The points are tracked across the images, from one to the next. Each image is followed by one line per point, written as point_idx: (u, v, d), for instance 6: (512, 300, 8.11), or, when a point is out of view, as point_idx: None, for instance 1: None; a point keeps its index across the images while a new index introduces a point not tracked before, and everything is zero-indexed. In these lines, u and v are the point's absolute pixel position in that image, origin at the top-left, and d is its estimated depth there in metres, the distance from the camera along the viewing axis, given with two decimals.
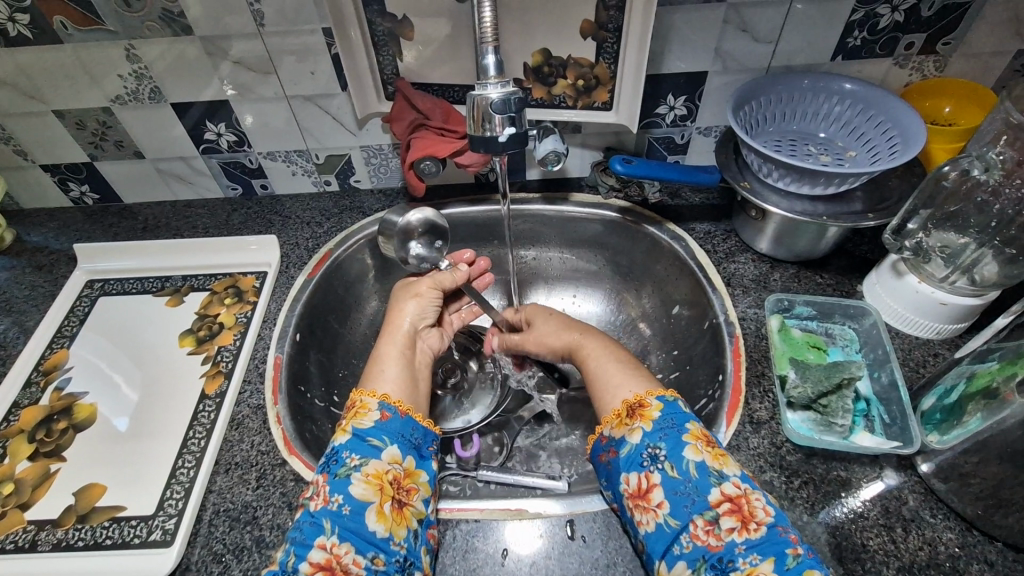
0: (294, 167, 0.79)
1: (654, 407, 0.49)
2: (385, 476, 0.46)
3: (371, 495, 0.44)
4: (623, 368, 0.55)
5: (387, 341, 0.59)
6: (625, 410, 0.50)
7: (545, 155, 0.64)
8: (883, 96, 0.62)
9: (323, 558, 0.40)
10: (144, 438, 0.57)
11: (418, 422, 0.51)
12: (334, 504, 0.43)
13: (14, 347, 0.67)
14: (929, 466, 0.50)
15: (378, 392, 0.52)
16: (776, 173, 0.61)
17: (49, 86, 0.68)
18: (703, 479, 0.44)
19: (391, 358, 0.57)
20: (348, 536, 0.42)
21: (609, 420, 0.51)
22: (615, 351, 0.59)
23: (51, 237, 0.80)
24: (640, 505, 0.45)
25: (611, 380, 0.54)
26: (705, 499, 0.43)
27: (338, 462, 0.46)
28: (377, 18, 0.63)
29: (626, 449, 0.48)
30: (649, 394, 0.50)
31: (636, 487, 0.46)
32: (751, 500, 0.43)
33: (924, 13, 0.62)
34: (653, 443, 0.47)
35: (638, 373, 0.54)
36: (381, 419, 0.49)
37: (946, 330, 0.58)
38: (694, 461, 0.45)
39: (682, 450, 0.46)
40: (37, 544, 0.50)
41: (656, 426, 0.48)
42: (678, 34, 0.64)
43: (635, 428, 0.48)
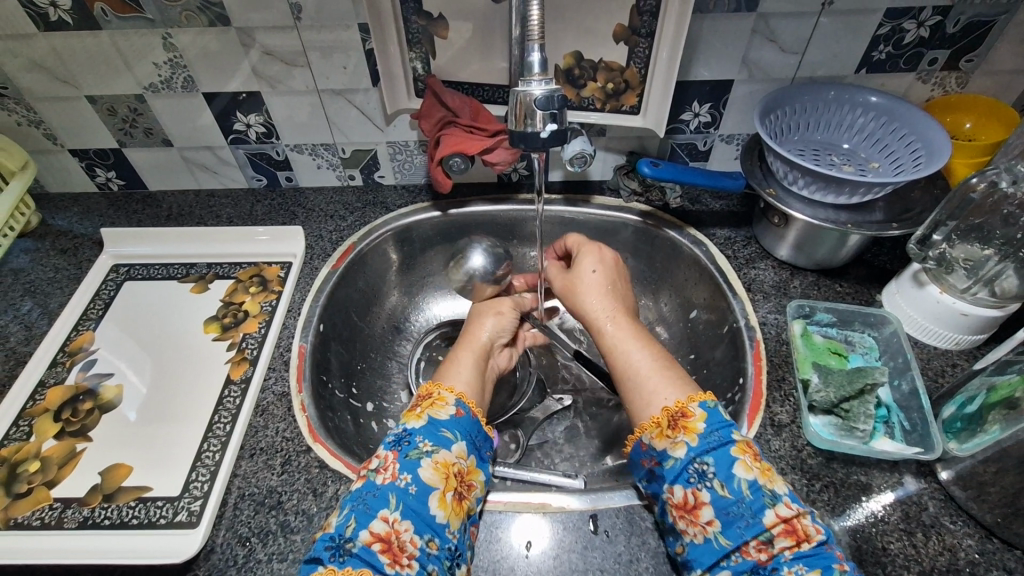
0: (320, 161, 0.80)
1: (698, 417, 0.47)
2: (451, 467, 0.47)
3: (437, 481, 0.45)
4: (656, 366, 0.53)
5: (467, 348, 0.61)
6: (665, 420, 0.48)
7: (573, 156, 0.66)
8: (908, 109, 0.63)
9: (383, 530, 0.42)
10: (169, 422, 0.58)
11: (482, 426, 0.53)
12: (402, 482, 0.45)
13: (38, 328, 0.67)
14: (949, 473, 0.50)
15: (454, 389, 0.54)
16: (801, 181, 0.62)
17: (84, 72, 0.69)
18: (757, 499, 0.43)
19: (467, 366, 0.58)
20: (410, 515, 0.43)
21: (647, 428, 0.49)
22: (650, 344, 0.56)
23: (76, 221, 0.80)
24: (686, 517, 0.45)
25: (645, 382, 0.52)
26: (759, 521, 0.42)
27: (410, 444, 0.47)
28: (413, 16, 0.64)
29: (670, 462, 0.47)
30: (691, 400, 0.49)
31: (682, 500, 0.46)
32: (804, 519, 0.42)
33: (949, 30, 0.63)
34: (701, 459, 0.45)
35: (674, 375, 0.52)
36: (456, 414, 0.51)
37: (964, 341, 0.59)
38: (745, 480, 0.44)
39: (732, 467, 0.44)
40: (63, 521, 0.50)
41: (702, 439, 0.46)
42: (707, 42, 0.65)
43: (678, 443, 0.47)
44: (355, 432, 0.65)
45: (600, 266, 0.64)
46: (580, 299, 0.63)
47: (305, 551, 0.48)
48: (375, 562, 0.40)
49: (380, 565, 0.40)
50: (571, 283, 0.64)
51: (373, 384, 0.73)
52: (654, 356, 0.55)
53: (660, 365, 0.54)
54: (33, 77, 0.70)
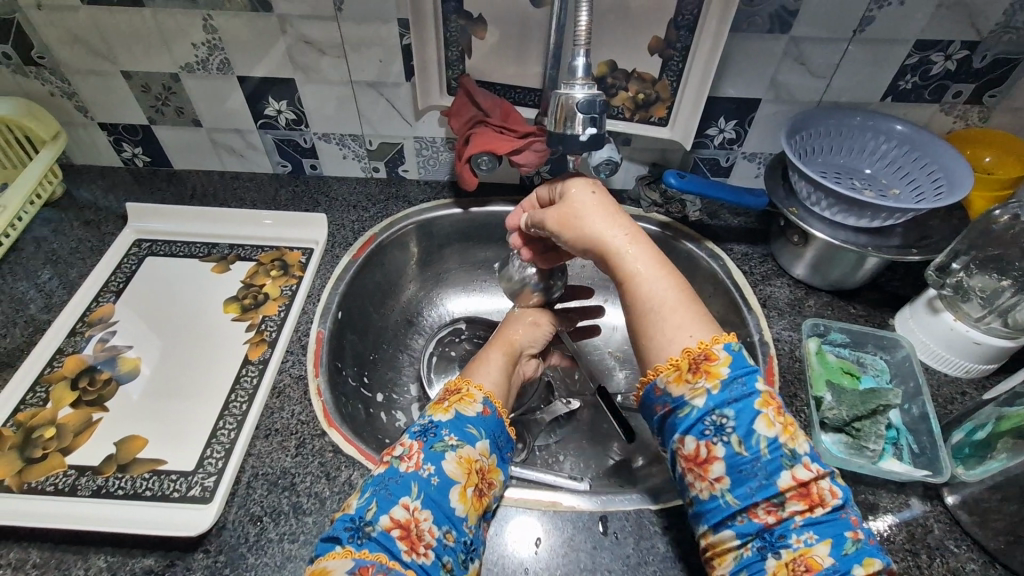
0: (346, 151, 0.81)
1: (722, 362, 0.45)
2: (473, 464, 0.47)
3: (459, 475, 0.46)
4: (680, 300, 0.50)
5: (496, 347, 0.63)
6: (686, 362, 0.46)
7: (599, 163, 0.67)
8: (932, 140, 0.65)
9: (403, 517, 0.43)
10: (186, 397, 0.58)
11: (506, 427, 0.53)
12: (425, 472, 0.45)
13: (58, 297, 0.67)
14: (955, 497, 0.51)
15: (483, 386, 0.55)
16: (825, 202, 0.63)
17: (123, 48, 0.70)
18: (774, 459, 0.42)
19: (495, 365, 0.59)
20: (430, 505, 0.44)
21: (664, 370, 0.47)
22: (673, 275, 0.52)
23: (101, 194, 0.81)
24: (696, 471, 0.44)
25: (665, 316, 0.49)
26: (774, 483, 0.42)
27: (435, 436, 0.48)
28: (452, 15, 0.65)
29: (686, 410, 0.45)
30: (715, 342, 0.46)
31: (693, 453, 0.44)
32: (821, 482, 0.42)
33: (976, 65, 0.65)
34: (720, 412, 0.44)
35: (698, 312, 0.49)
36: (483, 412, 0.52)
37: (975, 370, 0.60)
38: (765, 437, 0.42)
39: (754, 422, 0.43)
40: (77, 489, 0.50)
41: (724, 389, 0.44)
42: (738, 61, 0.66)
43: (699, 389, 0.45)
44: (367, 421, 0.65)
45: (596, 189, 0.58)
46: (583, 227, 0.56)
47: (316, 533, 0.49)
48: (392, 547, 0.41)
49: (397, 551, 0.41)
50: (569, 216, 0.57)
51: (384, 376, 0.74)
52: (676, 287, 0.51)
53: (682, 299, 0.50)
54: (72, 49, 0.71)
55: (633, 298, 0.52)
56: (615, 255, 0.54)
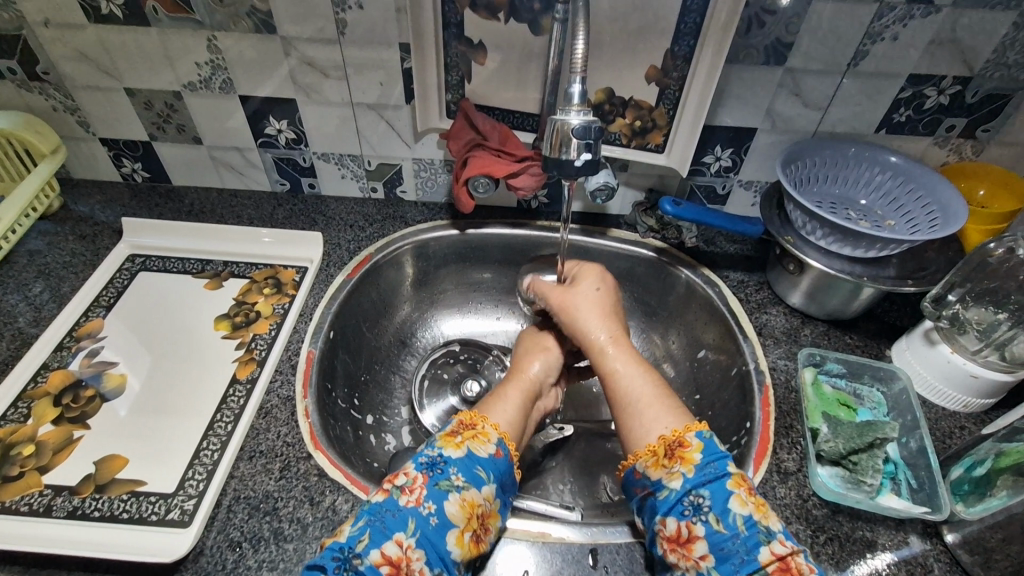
0: (345, 171, 0.82)
1: (695, 447, 0.48)
2: (476, 508, 0.46)
3: (460, 518, 0.44)
4: (656, 396, 0.54)
5: (512, 383, 0.60)
6: (662, 449, 0.49)
7: (595, 188, 0.67)
8: (927, 172, 0.65)
9: (394, 554, 0.41)
10: (171, 415, 0.57)
11: (516, 471, 0.52)
12: (425, 509, 0.44)
13: (47, 310, 0.67)
14: (955, 536, 0.50)
15: (498, 426, 0.53)
16: (820, 231, 0.63)
17: (127, 65, 0.71)
18: (752, 535, 0.43)
19: (514, 404, 0.57)
20: (425, 545, 0.42)
21: (643, 456, 0.50)
22: (649, 371, 0.57)
23: (97, 208, 0.81)
24: (678, 551, 0.45)
25: (643, 409, 0.53)
26: (755, 558, 0.42)
27: (442, 473, 0.46)
28: (454, 40, 0.66)
29: (665, 492, 0.47)
30: (689, 430, 0.50)
31: (675, 533, 0.45)
32: (797, 557, 0.42)
33: (968, 100, 0.65)
34: (696, 492, 0.46)
35: (672, 405, 0.53)
36: (495, 454, 0.50)
37: (973, 404, 0.59)
38: (740, 515, 0.44)
39: (728, 501, 0.45)
40: (52, 509, 0.49)
41: (699, 471, 0.47)
42: (735, 91, 0.67)
43: (675, 473, 0.47)
44: (355, 443, 0.64)
45: (601, 285, 0.66)
46: (577, 318, 0.63)
47: (296, 561, 0.47)
48: None
49: None
50: (565, 304, 0.64)
51: (376, 398, 0.73)
52: (652, 381, 0.56)
53: (659, 392, 0.54)
54: (77, 66, 0.71)
55: (615, 393, 0.56)
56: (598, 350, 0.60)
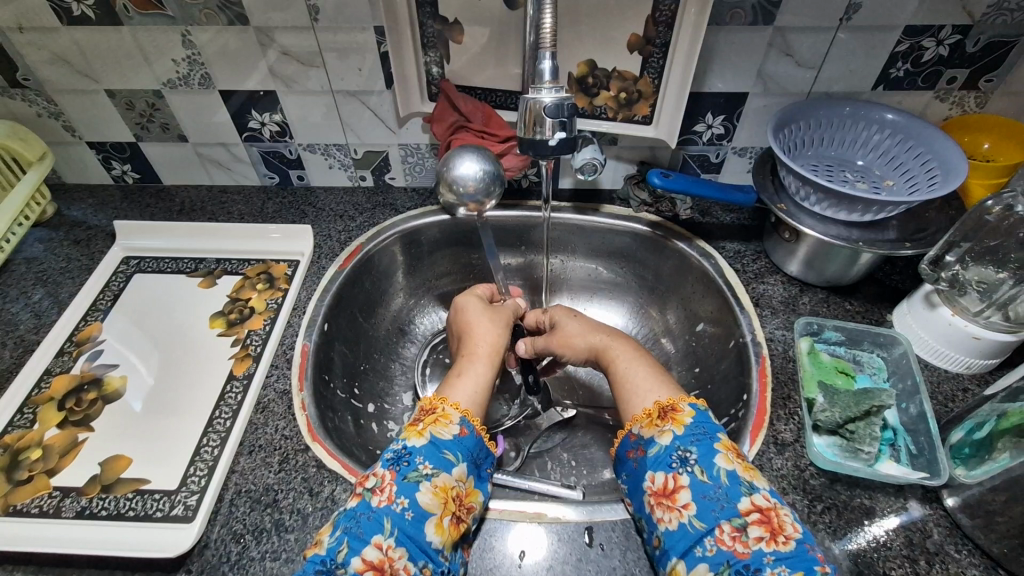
0: (332, 161, 0.81)
1: (687, 413, 0.50)
2: (449, 491, 0.47)
3: (435, 506, 0.45)
4: (651, 372, 0.57)
5: (478, 360, 0.61)
6: (656, 412, 0.51)
7: (583, 164, 0.66)
8: (925, 128, 0.62)
9: (376, 557, 0.42)
10: (170, 414, 0.58)
11: (485, 442, 0.53)
12: (398, 506, 0.45)
13: (48, 317, 0.68)
14: (955, 500, 0.49)
15: (459, 405, 0.53)
16: (814, 197, 0.61)
17: (104, 66, 0.70)
18: (734, 487, 0.44)
19: (479, 381, 0.58)
20: (405, 541, 0.43)
21: (639, 419, 0.51)
22: (645, 355, 0.60)
23: (91, 212, 0.82)
24: (664, 503, 0.46)
25: (637, 384, 0.56)
26: (734, 506, 0.43)
27: (409, 465, 0.47)
28: (429, 20, 0.65)
29: (654, 449, 0.49)
30: (682, 399, 0.52)
31: (662, 486, 0.46)
32: (780, 514, 0.43)
33: (969, 49, 0.62)
34: (685, 447, 0.47)
35: (669, 380, 0.56)
36: (459, 434, 0.51)
37: (976, 365, 0.57)
38: (724, 468, 0.45)
39: (714, 457, 0.46)
40: (61, 510, 0.50)
41: (688, 430, 0.49)
42: (723, 55, 0.65)
43: (665, 431, 0.49)
44: (355, 433, 0.65)
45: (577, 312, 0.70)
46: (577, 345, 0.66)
47: (298, 550, 0.48)
48: None
49: None
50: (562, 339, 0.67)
51: (376, 386, 0.73)
52: (646, 363, 0.59)
53: (655, 370, 0.57)
54: (55, 70, 0.71)
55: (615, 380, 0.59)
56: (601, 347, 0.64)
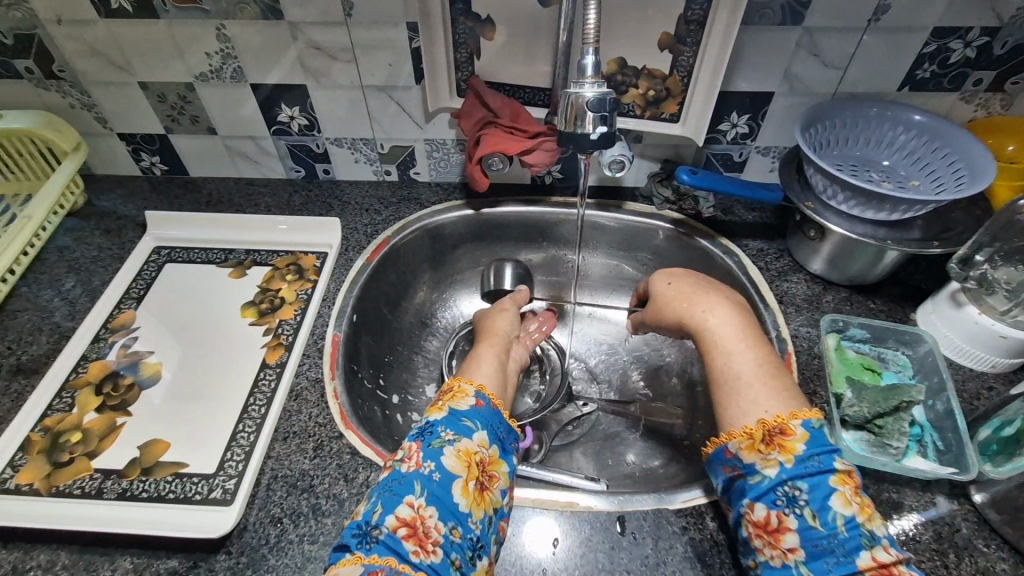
0: (358, 155, 0.82)
1: (798, 437, 0.45)
2: (473, 456, 0.48)
3: (460, 469, 0.46)
4: (760, 374, 0.51)
5: (485, 343, 0.62)
6: (760, 433, 0.47)
7: (611, 161, 0.67)
8: (952, 129, 0.63)
9: (408, 515, 0.43)
10: (206, 400, 0.59)
11: (505, 418, 0.53)
12: (426, 469, 0.45)
13: (82, 304, 0.69)
14: (983, 496, 0.50)
15: (474, 381, 0.55)
16: (841, 196, 0.62)
17: (138, 58, 0.71)
18: (852, 537, 0.41)
19: (483, 357, 0.59)
20: (434, 501, 0.44)
21: (737, 437, 0.48)
22: (752, 346, 0.53)
23: (120, 203, 0.83)
24: (765, 538, 0.43)
25: (742, 389, 0.50)
26: (851, 560, 0.40)
27: (432, 434, 0.48)
28: (461, 16, 0.65)
29: (757, 478, 0.45)
30: (791, 417, 0.47)
31: (764, 520, 0.44)
32: (902, 568, 0.39)
33: (997, 51, 0.63)
34: (793, 483, 0.44)
35: (779, 387, 0.49)
36: (476, 405, 0.52)
37: (1001, 364, 0.58)
38: (842, 514, 0.41)
39: (829, 498, 0.42)
40: (103, 492, 0.51)
41: (799, 462, 0.44)
42: (751, 55, 0.65)
43: (771, 460, 0.45)
44: (383, 423, 0.66)
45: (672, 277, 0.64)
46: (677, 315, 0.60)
47: (335, 534, 0.49)
48: (400, 548, 0.40)
49: (404, 552, 0.40)
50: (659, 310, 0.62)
51: (401, 378, 0.74)
52: (755, 359, 0.52)
53: (760, 373, 0.51)
54: (90, 62, 0.72)
55: (713, 369, 0.54)
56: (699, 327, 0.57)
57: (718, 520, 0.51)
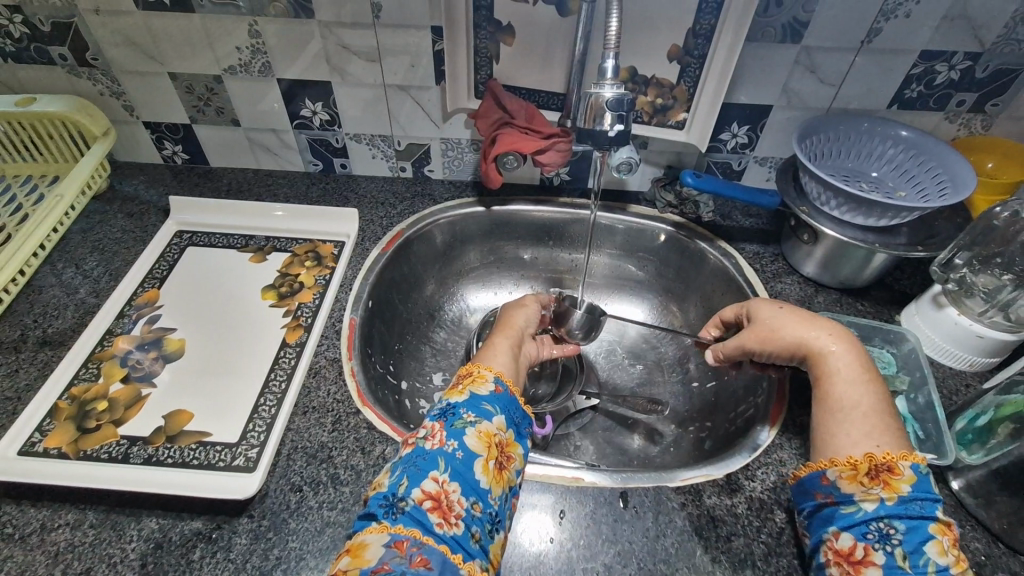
0: (375, 151, 0.85)
1: (906, 478, 0.44)
2: (493, 438, 0.50)
3: (481, 448, 0.49)
4: (876, 410, 0.49)
5: (502, 333, 0.65)
6: (866, 466, 0.45)
7: (620, 162, 0.70)
8: (937, 144, 0.68)
9: (433, 489, 0.45)
10: (227, 375, 0.61)
11: (521, 404, 0.56)
12: (449, 447, 0.48)
13: (105, 283, 0.71)
14: (960, 482, 0.53)
15: (493, 367, 0.58)
16: (834, 201, 0.66)
17: (171, 50, 0.75)
18: None
19: (500, 346, 0.62)
20: (457, 477, 0.46)
21: (839, 464, 0.47)
22: (871, 384, 0.51)
23: (142, 189, 0.85)
24: (844, 566, 0.43)
25: (853, 421, 0.49)
26: None
27: (454, 415, 0.51)
28: (483, 23, 0.70)
29: (851, 508, 0.44)
30: (904, 457, 0.45)
31: (847, 549, 0.43)
32: None
33: (978, 75, 0.68)
34: (888, 521, 0.42)
35: (897, 428, 0.48)
36: (495, 390, 0.54)
37: (978, 363, 0.62)
38: (935, 561, 0.40)
39: (926, 543, 0.41)
40: (130, 456, 0.54)
41: (902, 502, 0.43)
42: (752, 69, 0.70)
43: (871, 494, 0.44)
44: (395, 405, 0.68)
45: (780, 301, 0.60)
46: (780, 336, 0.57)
47: (353, 501, 0.52)
48: (426, 520, 0.43)
49: (429, 523, 0.43)
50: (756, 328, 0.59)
51: (410, 365, 0.77)
52: (873, 395, 0.50)
53: (878, 408, 0.49)
54: (124, 52, 0.75)
55: (825, 396, 0.52)
56: (815, 355, 0.54)
57: (714, 498, 0.54)
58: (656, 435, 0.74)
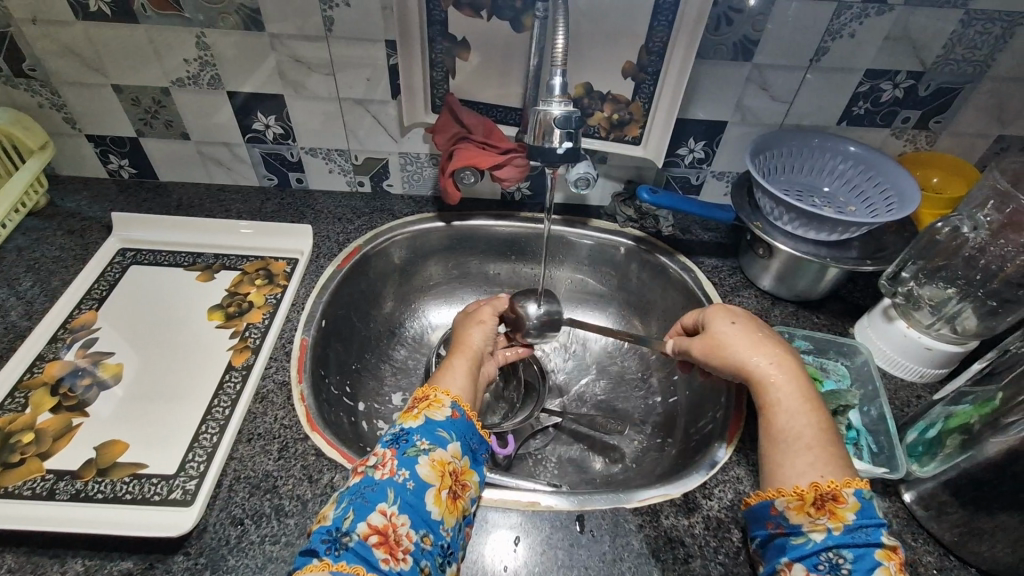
0: (332, 165, 0.84)
1: (849, 505, 0.44)
2: (446, 466, 0.48)
3: (434, 478, 0.47)
4: (818, 438, 0.48)
5: (460, 352, 0.62)
6: (812, 496, 0.45)
7: (576, 178, 0.69)
8: (883, 160, 0.69)
9: (380, 523, 0.43)
10: (168, 401, 0.58)
11: (477, 428, 0.54)
12: (400, 477, 0.46)
13: (38, 304, 0.67)
14: (911, 494, 0.54)
15: (450, 390, 0.55)
16: (786, 217, 0.67)
17: (114, 61, 0.72)
18: None
19: (458, 368, 0.59)
20: (407, 510, 0.45)
21: (787, 495, 0.46)
22: (814, 411, 0.50)
23: (85, 204, 0.82)
24: None
25: (796, 452, 0.48)
26: None
27: (408, 442, 0.49)
28: (438, 37, 0.69)
29: (801, 540, 0.44)
30: (847, 484, 0.44)
31: None
32: None
33: (921, 93, 0.70)
34: (837, 550, 0.43)
35: (838, 456, 0.47)
36: (452, 415, 0.52)
37: (928, 374, 0.64)
38: None
39: (872, 571, 0.41)
40: (56, 493, 0.50)
41: (848, 531, 0.43)
42: (706, 86, 0.71)
43: (819, 524, 0.44)
44: (350, 428, 0.66)
45: (737, 317, 0.58)
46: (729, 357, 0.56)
47: (297, 534, 0.49)
48: (371, 556, 0.41)
49: (374, 559, 0.41)
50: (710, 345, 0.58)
51: (368, 385, 0.75)
52: (816, 422, 0.49)
53: (820, 437, 0.48)
54: (62, 62, 0.72)
55: (770, 425, 0.51)
56: (758, 381, 0.53)
57: (672, 517, 0.53)
58: (619, 451, 0.73)
